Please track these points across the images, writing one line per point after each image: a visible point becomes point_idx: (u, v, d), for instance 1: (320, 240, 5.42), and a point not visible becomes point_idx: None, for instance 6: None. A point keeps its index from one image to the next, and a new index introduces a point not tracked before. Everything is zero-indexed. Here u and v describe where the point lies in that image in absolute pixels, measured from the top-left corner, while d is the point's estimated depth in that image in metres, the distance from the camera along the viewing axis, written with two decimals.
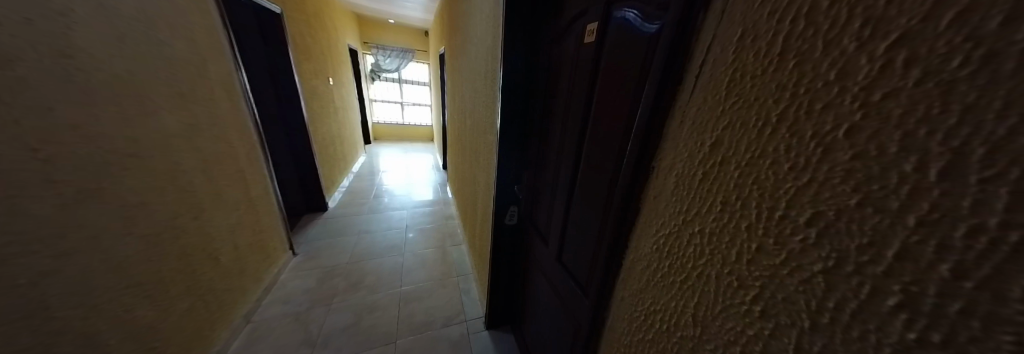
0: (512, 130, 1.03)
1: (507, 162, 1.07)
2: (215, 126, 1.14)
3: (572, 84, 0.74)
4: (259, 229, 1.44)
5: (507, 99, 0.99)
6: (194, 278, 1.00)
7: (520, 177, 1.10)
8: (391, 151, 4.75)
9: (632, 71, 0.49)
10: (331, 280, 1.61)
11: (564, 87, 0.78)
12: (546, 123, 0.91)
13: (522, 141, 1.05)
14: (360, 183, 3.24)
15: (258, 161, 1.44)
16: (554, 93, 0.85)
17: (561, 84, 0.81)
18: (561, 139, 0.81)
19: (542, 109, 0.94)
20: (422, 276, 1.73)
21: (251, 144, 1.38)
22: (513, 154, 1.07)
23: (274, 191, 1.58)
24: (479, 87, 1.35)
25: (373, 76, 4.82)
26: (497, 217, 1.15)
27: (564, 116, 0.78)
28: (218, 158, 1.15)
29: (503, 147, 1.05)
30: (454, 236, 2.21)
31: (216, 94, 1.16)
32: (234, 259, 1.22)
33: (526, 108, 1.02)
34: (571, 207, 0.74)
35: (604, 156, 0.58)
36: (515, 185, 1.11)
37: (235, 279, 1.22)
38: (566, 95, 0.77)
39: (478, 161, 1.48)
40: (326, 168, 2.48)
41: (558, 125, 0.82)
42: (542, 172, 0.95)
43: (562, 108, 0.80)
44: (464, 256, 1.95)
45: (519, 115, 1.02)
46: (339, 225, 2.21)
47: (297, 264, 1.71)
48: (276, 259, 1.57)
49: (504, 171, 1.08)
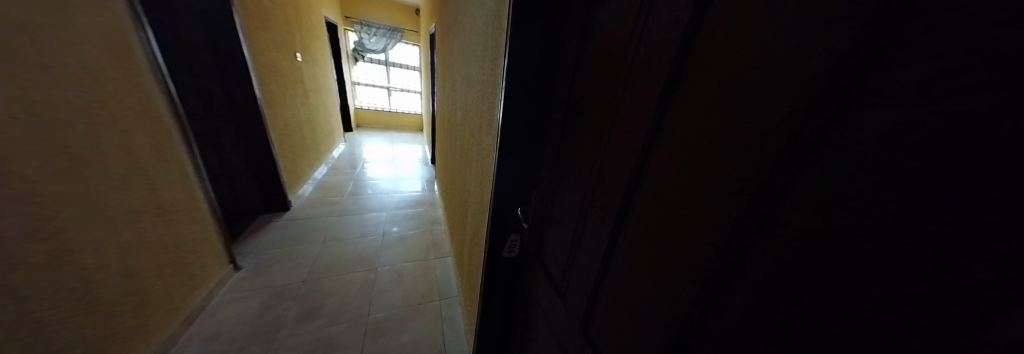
0: (515, 140, 0.72)
1: (507, 181, 0.77)
2: (91, 104, 0.81)
3: (622, 74, 0.42)
4: (180, 243, 1.11)
5: (510, 96, 0.67)
6: (18, 336, 0.68)
7: (525, 201, 0.81)
8: (374, 140, 4.32)
9: (789, 47, 0.22)
10: (280, 306, 1.29)
11: (606, 78, 0.46)
12: (566, 133, 0.59)
13: (526, 154, 0.75)
14: (335, 177, 2.87)
15: (178, 155, 1.10)
16: (582, 87, 0.53)
17: (595, 73, 0.49)
18: (593, 164, 0.49)
19: (560, 112, 0.62)
20: (396, 299, 1.43)
21: (160, 132, 1.03)
22: (515, 169, 0.76)
23: (205, 193, 1.24)
24: (475, 71, 1.03)
25: (355, 56, 4.36)
26: (492, 250, 0.86)
27: (603, 130, 0.46)
28: (97, 153, 0.82)
29: (503, 161, 0.74)
30: (439, 246, 1.91)
31: (96, 62, 0.83)
32: (125, 292, 0.90)
33: (534, 107, 0.69)
34: (613, 271, 0.45)
35: (700, 214, 0.29)
36: (515, 210, 0.82)
37: (130, 315, 0.91)
38: (607, 91, 0.45)
39: (469, 167, 1.17)
40: (288, 160, 2.10)
41: (590, 142, 0.50)
42: (557, 198, 0.66)
43: (595, 114, 0.49)
44: (449, 272, 1.66)
45: (526, 119, 0.70)
46: (303, 230, 1.86)
47: (239, 282, 1.38)
48: (207, 278, 1.24)
49: (501, 191, 0.78)
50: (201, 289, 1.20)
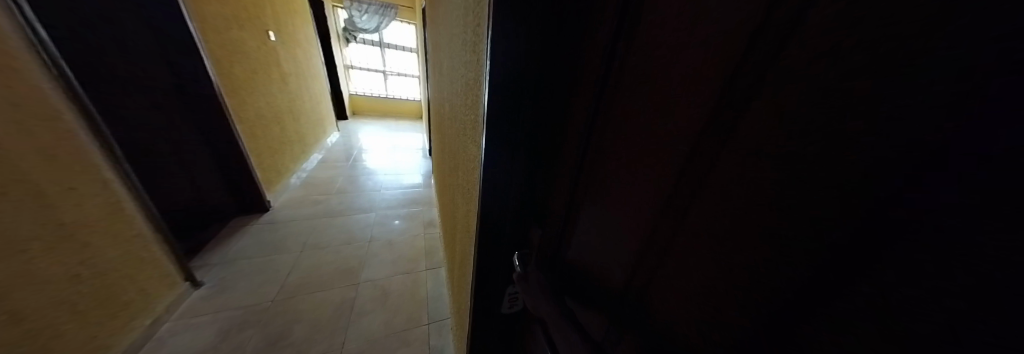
0: (508, 159, 0.45)
1: (496, 215, 0.51)
2: None
3: (759, 50, 0.17)
4: (112, 269, 0.92)
5: (500, 89, 0.39)
6: None
7: (523, 239, 0.55)
8: (371, 129, 4.07)
9: None
10: (239, 334, 1.11)
11: (710, 57, 0.20)
12: (604, 156, 0.33)
13: (524, 179, 0.48)
14: (326, 171, 2.66)
15: (96, 161, 0.89)
16: (643, 76, 0.27)
17: (681, 44, 0.22)
18: (665, 225, 0.26)
19: (587, 118, 0.35)
20: (377, 323, 1.23)
21: (55, 132, 0.79)
22: (508, 199, 0.49)
23: (143, 204, 1.04)
24: (458, 48, 0.75)
25: (347, 36, 4.06)
26: (477, 301, 0.63)
27: (690, 167, 0.22)
28: None
29: (491, 189, 0.48)
30: (432, 253, 1.69)
31: None
32: (15, 340, 0.70)
33: (539, 104, 0.41)
34: None
35: None
36: (507, 253, 0.56)
37: None
38: (709, 87, 0.20)
39: (457, 176, 0.91)
40: (264, 155, 1.89)
41: (655, 183, 0.26)
42: (579, 258, 0.41)
43: (678, 132, 0.23)
44: (442, 288, 1.45)
45: (526, 125, 0.42)
46: (283, 234, 1.69)
47: (197, 302, 1.21)
48: (154, 301, 1.07)
49: (487, 227, 0.52)
50: (143, 317, 1.02)
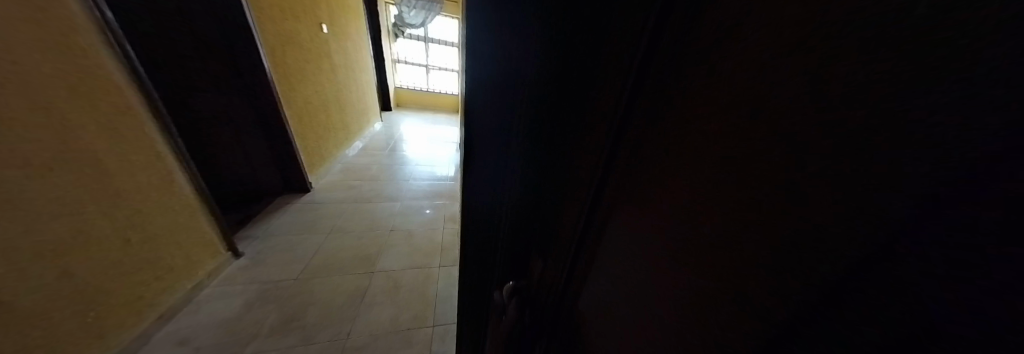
0: (511, 166, 0.35)
1: (491, 229, 0.40)
2: (13, 67, 0.66)
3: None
4: (163, 234, 1.03)
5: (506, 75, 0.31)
6: None
7: (520, 268, 0.41)
8: (412, 120, 4.24)
9: None
10: (262, 308, 1.16)
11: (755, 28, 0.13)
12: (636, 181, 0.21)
13: (533, 198, 0.35)
14: (366, 158, 2.81)
15: (154, 137, 0.99)
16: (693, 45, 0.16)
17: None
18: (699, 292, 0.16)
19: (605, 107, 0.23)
20: (385, 317, 1.19)
21: (115, 106, 0.87)
22: (505, 214, 0.37)
23: (197, 178, 1.15)
24: None
25: (396, 31, 4.32)
26: (465, 323, 0.53)
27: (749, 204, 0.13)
28: (17, 136, 0.68)
29: (491, 196, 0.39)
30: (448, 250, 1.63)
31: (13, 15, 0.66)
32: (66, 293, 0.78)
33: (557, 98, 0.28)
34: None
35: None
36: (498, 279, 0.43)
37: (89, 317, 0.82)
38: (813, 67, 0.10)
39: None
40: (310, 140, 2.04)
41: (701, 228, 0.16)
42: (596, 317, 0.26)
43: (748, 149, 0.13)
44: (452, 288, 1.37)
45: (540, 125, 0.31)
46: (317, 214, 1.79)
47: (234, 272, 1.31)
48: (199, 265, 1.18)
49: (480, 237, 0.42)
50: (186, 280, 1.12)
